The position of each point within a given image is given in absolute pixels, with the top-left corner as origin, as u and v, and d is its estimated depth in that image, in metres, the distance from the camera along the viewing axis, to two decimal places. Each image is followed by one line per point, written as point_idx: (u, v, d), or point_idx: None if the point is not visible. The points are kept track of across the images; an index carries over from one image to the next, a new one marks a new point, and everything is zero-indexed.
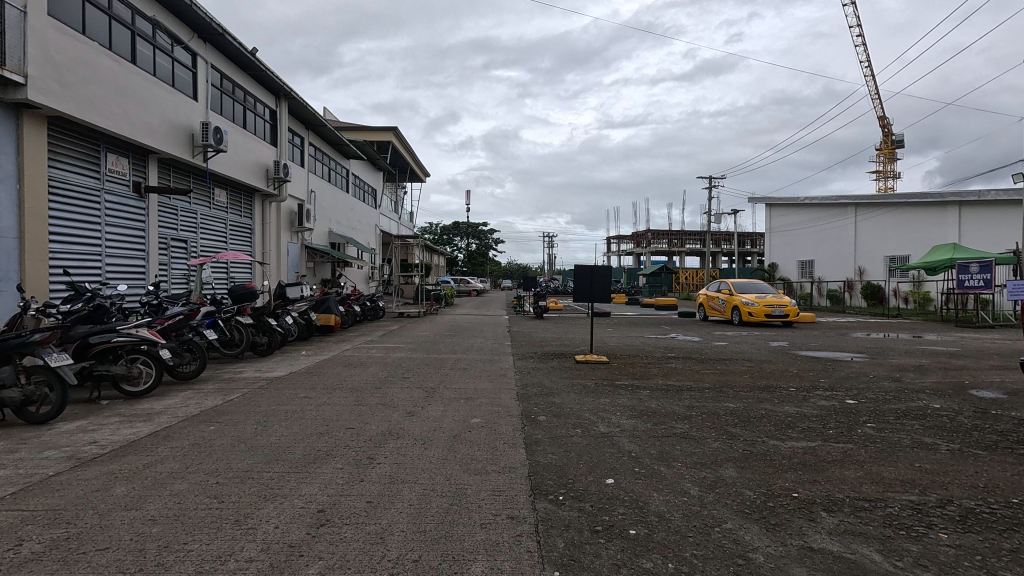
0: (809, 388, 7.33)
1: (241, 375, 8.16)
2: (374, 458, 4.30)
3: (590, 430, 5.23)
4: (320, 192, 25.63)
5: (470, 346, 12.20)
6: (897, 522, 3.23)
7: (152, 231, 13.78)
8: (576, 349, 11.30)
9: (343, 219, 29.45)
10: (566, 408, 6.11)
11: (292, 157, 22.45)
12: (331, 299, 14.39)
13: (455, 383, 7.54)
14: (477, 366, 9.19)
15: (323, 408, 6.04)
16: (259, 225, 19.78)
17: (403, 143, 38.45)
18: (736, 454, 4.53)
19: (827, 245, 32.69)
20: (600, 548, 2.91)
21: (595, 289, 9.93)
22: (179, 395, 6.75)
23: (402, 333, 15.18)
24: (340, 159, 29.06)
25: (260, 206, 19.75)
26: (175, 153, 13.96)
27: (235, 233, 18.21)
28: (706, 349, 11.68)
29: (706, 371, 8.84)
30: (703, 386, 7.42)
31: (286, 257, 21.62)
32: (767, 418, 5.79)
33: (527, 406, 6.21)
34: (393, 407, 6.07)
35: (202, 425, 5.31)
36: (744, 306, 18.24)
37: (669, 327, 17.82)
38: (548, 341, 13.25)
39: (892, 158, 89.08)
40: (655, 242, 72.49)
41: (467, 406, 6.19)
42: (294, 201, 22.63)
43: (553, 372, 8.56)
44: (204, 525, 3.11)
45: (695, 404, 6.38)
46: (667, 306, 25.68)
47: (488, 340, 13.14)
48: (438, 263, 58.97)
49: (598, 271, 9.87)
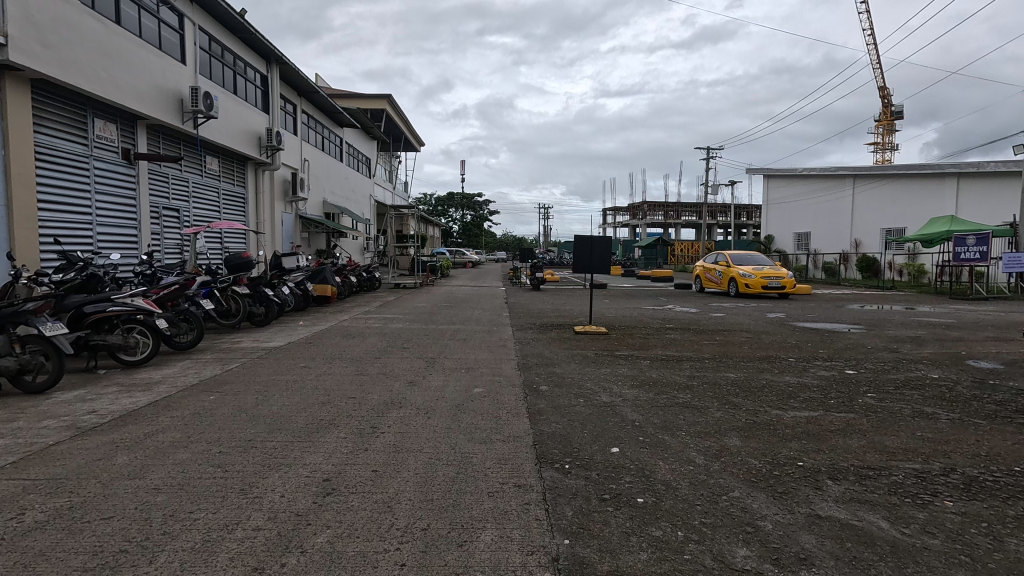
0: (808, 359, 7.34)
1: (238, 345, 8.10)
2: (377, 428, 4.28)
3: (592, 400, 5.23)
4: (314, 161, 25.21)
5: (469, 317, 12.16)
6: (902, 490, 3.24)
7: (143, 199, 13.51)
8: (575, 320, 11.28)
9: (338, 189, 29.04)
10: (567, 378, 6.11)
11: (285, 124, 21.95)
12: (328, 269, 14.31)
13: (455, 353, 7.52)
14: (476, 336, 9.18)
15: (324, 378, 6.01)
16: (253, 195, 19.47)
17: (397, 111, 37.70)
18: (740, 423, 4.54)
19: (824, 217, 32.61)
20: (609, 516, 2.90)
21: (594, 259, 9.84)
22: (177, 365, 6.69)
23: (400, 304, 15.14)
24: (334, 127, 28.49)
25: (253, 175, 19.38)
26: (164, 119, 13.58)
27: (227, 203, 17.90)
28: (704, 321, 11.71)
29: (705, 342, 8.85)
30: (703, 357, 7.44)
31: (280, 227, 21.34)
32: (768, 388, 5.81)
33: (528, 376, 6.20)
34: (394, 377, 6.04)
35: (202, 395, 5.26)
36: (741, 278, 18.25)
37: (666, 299, 17.87)
38: (546, 312, 13.25)
39: (891, 129, 88.35)
40: (651, 214, 72.15)
41: (468, 376, 6.17)
42: (287, 170, 22.23)
43: (552, 342, 8.56)
44: (208, 494, 3.08)
45: (696, 374, 6.39)
46: (663, 278, 25.72)
47: (486, 311, 13.11)
48: (433, 234, 58.57)
49: (598, 241, 9.79)
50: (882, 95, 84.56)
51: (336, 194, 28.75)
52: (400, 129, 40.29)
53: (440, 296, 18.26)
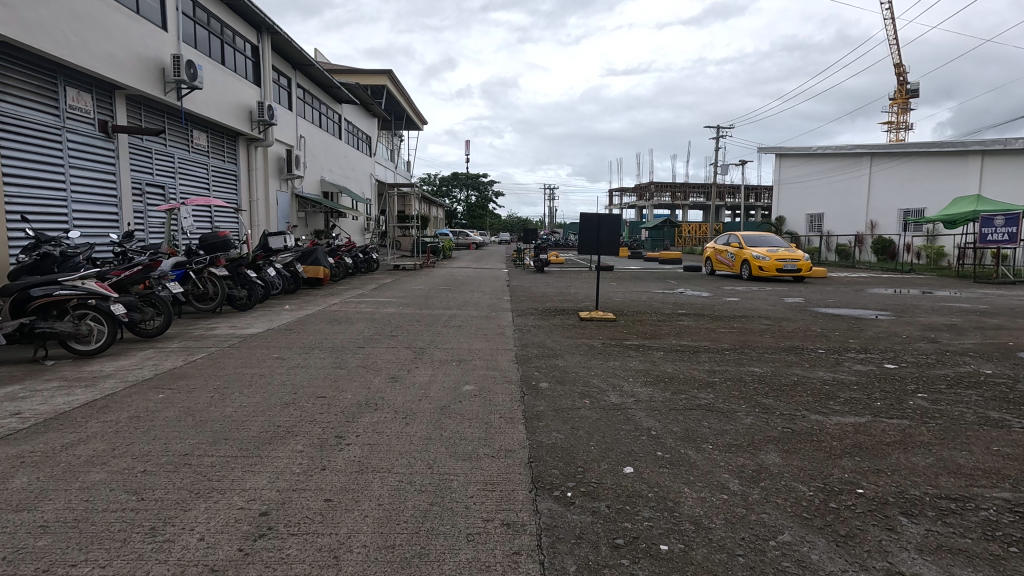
0: (840, 351, 6.58)
1: (212, 333, 7.41)
2: (343, 438, 3.58)
3: (600, 401, 4.52)
4: (311, 138, 24.33)
5: (467, 301, 11.45)
6: (1002, 535, 2.51)
7: (123, 176, 12.78)
8: (581, 305, 10.54)
9: (336, 167, 28.18)
10: (571, 372, 5.39)
11: (278, 98, 21.03)
12: (320, 250, 13.58)
13: (448, 342, 6.82)
14: (474, 322, 8.46)
15: (296, 371, 5.31)
16: (245, 171, 18.72)
17: (398, 88, 36.58)
18: (777, 433, 3.81)
19: (838, 197, 31.51)
20: (623, 574, 2.20)
21: (602, 241, 9.05)
22: (137, 355, 6.01)
23: (397, 287, 14.43)
24: (331, 103, 27.52)
25: (244, 151, 18.55)
26: (144, 89, 12.76)
27: (217, 180, 17.12)
28: (718, 306, 10.95)
29: (722, 329, 8.10)
30: (722, 348, 6.70)
31: (275, 206, 20.57)
32: (801, 386, 5.07)
33: (527, 369, 5.48)
34: (375, 371, 5.34)
35: (151, 393, 4.58)
36: (754, 261, 17.40)
37: (676, 282, 17.10)
38: (549, 296, 12.51)
39: (905, 109, 86.18)
40: (658, 195, 70.82)
41: (460, 370, 5.45)
42: (282, 146, 21.38)
43: (555, 329, 7.85)
44: (107, 535, 2.40)
45: (717, 369, 5.65)
46: (671, 260, 24.91)
47: (486, 295, 12.38)
48: (436, 215, 57.73)
49: (607, 220, 9.04)
50: (898, 71, 82.20)
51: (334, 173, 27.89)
52: (402, 107, 39.24)
53: (439, 278, 17.54)
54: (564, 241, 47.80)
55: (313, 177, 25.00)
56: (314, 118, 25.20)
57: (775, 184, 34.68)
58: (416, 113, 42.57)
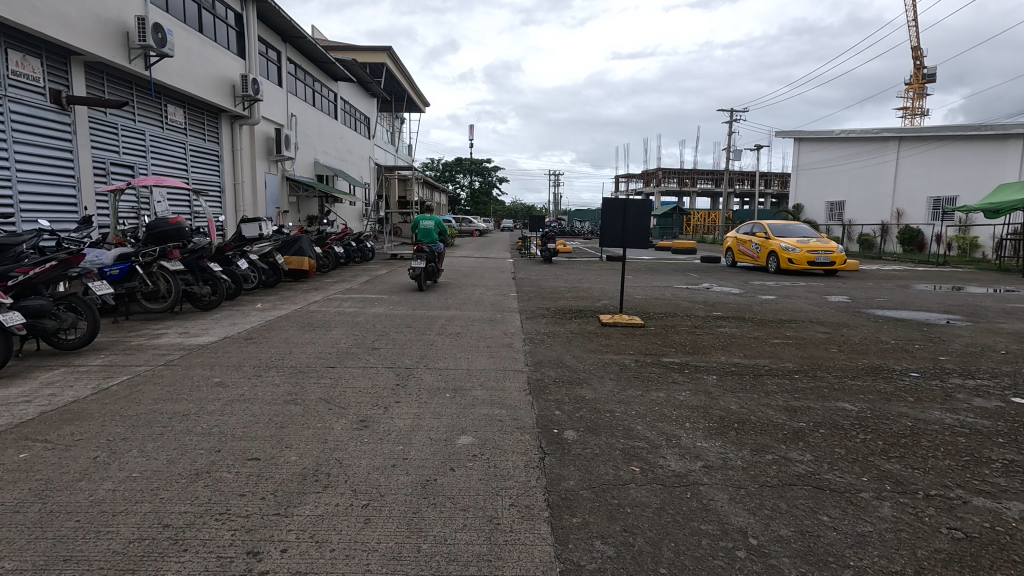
0: (939, 376, 5.18)
1: (154, 343, 6.05)
2: (259, 557, 2.23)
3: (654, 466, 3.15)
4: (303, 117, 22.82)
5: (467, 297, 10.06)
6: None
7: (83, 153, 11.40)
8: (600, 306, 9.14)
9: (331, 149, 26.66)
10: (604, 411, 4.02)
11: (266, 72, 19.48)
12: (305, 239, 12.22)
13: (443, 358, 5.45)
14: (475, 328, 7.10)
15: (233, 408, 3.96)
16: (228, 151, 17.33)
17: (398, 66, 34.87)
18: (949, 544, 2.42)
19: (861, 184, 29.89)
20: None
21: (629, 229, 7.59)
22: (39, 379, 4.64)
23: (391, 280, 13.07)
24: (325, 80, 25.92)
25: (227, 129, 17.12)
26: (104, 54, 11.28)
27: (196, 160, 15.69)
28: (757, 307, 9.55)
29: (775, 341, 6.69)
30: (788, 370, 5.32)
31: (262, 190, 19.16)
32: (927, 437, 3.67)
33: (545, 407, 4.10)
34: (341, 409, 3.97)
35: (12, 449, 3.21)
36: (783, 252, 15.92)
37: (697, 274, 15.69)
38: (561, 292, 11.13)
39: (923, 94, 83.62)
40: (666, 181, 69.01)
41: (455, 407, 4.08)
42: (270, 125, 19.88)
43: (574, 339, 6.48)
44: None
45: (796, 406, 4.26)
46: (685, 250, 23.46)
47: (489, 291, 11.00)
48: (438, 201, 56.19)
49: (635, 206, 7.55)
50: (915, 55, 79.67)
51: (329, 155, 26.40)
52: (403, 88, 37.53)
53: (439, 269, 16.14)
54: (570, 229, 46.36)
55: (305, 159, 23.52)
56: (308, 97, 23.68)
57: (793, 170, 33.03)
58: (418, 95, 40.83)
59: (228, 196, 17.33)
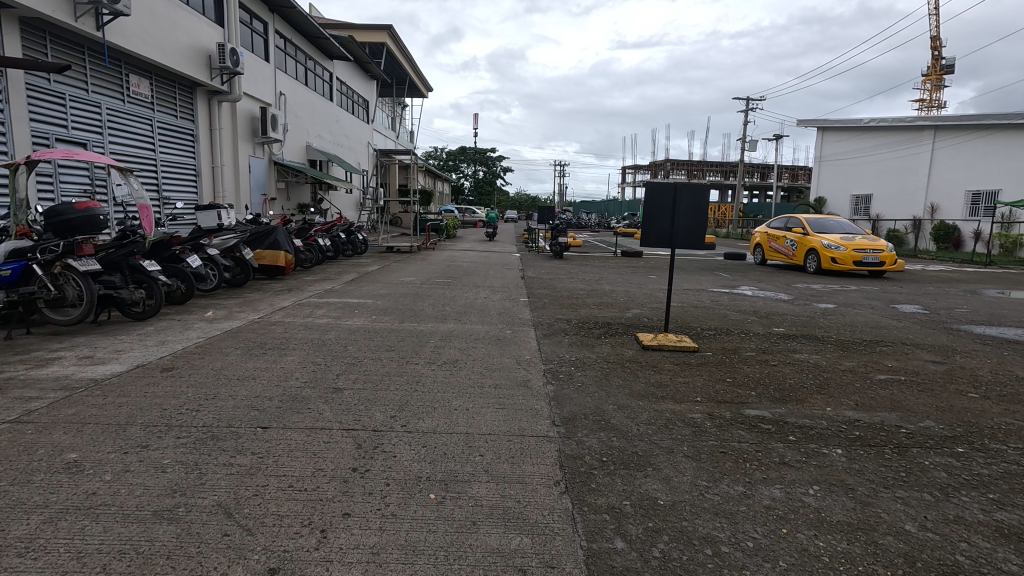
0: None
1: (33, 377, 4.34)
2: None
3: None
4: (293, 97, 21.07)
5: (469, 303, 8.37)
6: None
7: (18, 126, 9.68)
8: (632, 319, 7.41)
9: (325, 132, 24.84)
10: (703, 548, 2.32)
11: (250, 44, 17.66)
12: (283, 228, 10.58)
13: (431, 412, 3.73)
14: (478, 351, 5.41)
15: (53, 538, 2.25)
16: (204, 131, 15.64)
17: (399, 47, 32.92)
18: None
19: (890, 177, 28.09)
20: None
21: (677, 223, 5.85)
22: None
23: (382, 277, 11.37)
24: (319, 58, 24.05)
25: (202, 105, 15.38)
26: (40, 9, 9.50)
27: (165, 139, 13.96)
28: (822, 320, 7.81)
29: (883, 378, 4.95)
30: (939, 437, 3.60)
31: (244, 175, 17.43)
32: None
33: (600, 533, 2.40)
34: (246, 541, 2.28)
35: None
36: (825, 251, 14.14)
37: (728, 274, 13.97)
38: (580, 296, 9.41)
39: (940, 85, 81.24)
40: (675, 173, 67.09)
41: (444, 532, 2.37)
42: (255, 103, 18.09)
43: (614, 374, 4.77)
44: None
45: (1017, 528, 2.54)
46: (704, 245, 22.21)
47: (495, 295, 9.29)
48: (441, 191, 54.57)
49: (688, 192, 5.79)
50: (932, 45, 77.53)
51: (323, 139, 24.64)
52: (404, 70, 35.62)
53: (437, 265, 14.42)
54: (577, 221, 44.64)
55: (296, 142, 21.79)
56: (299, 75, 21.90)
57: (816, 161, 31.19)
58: (421, 79, 38.96)
59: (205, 180, 15.64)
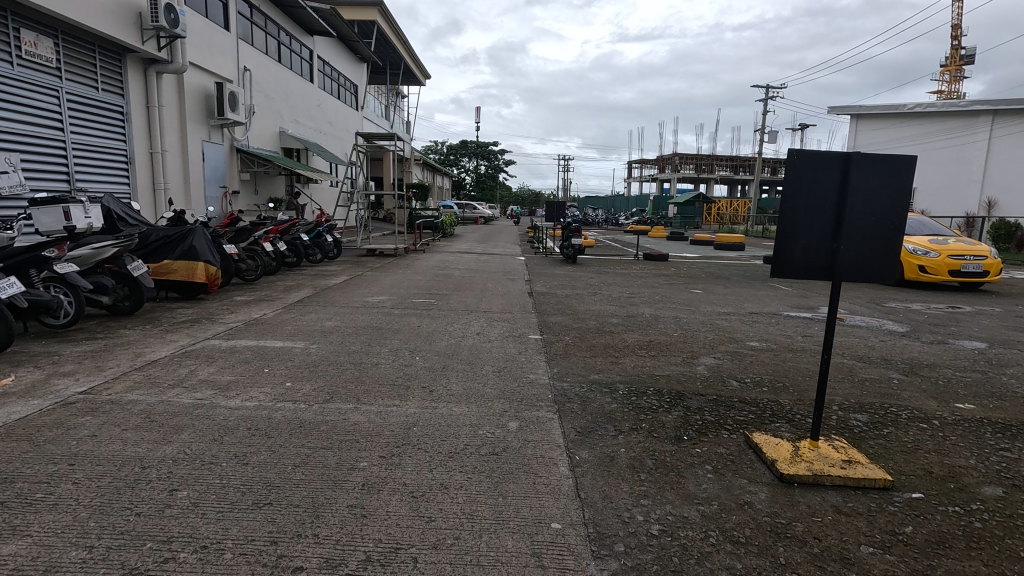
0: None
1: None
2: None
3: None
4: (261, 73, 18.17)
5: (455, 347, 5.52)
6: None
7: None
8: (716, 388, 4.52)
9: (303, 116, 21.91)
10: None
11: (201, 6, 14.74)
12: (203, 229, 7.75)
13: None
14: (451, 511, 2.53)
15: None
16: (139, 107, 12.79)
17: (392, 27, 29.89)
18: None
19: (935, 168, 25.40)
20: None
21: (849, 228, 2.95)
22: None
23: (343, 295, 8.51)
24: (295, 31, 21.09)
25: (134, 75, 12.53)
26: None
27: (78, 115, 11.11)
28: (1010, 381, 4.93)
29: None
30: None
31: (195, 163, 14.58)
32: None
33: None
34: None
35: None
36: (910, 257, 11.28)
37: (787, 286, 11.11)
38: (617, 331, 6.53)
39: (958, 77, 78.05)
40: (684, 168, 64.18)
41: None
42: (209, 77, 15.20)
43: None
44: None
45: None
46: (732, 244, 20.81)
47: (494, 328, 6.42)
48: (440, 185, 51.81)
49: (871, 172, 2.93)
50: (953, 37, 74.52)
51: (301, 125, 21.74)
52: (398, 55, 32.64)
53: (423, 274, 11.56)
54: (583, 217, 41.75)
55: (266, 127, 18.89)
56: (269, 49, 18.95)
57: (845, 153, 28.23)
58: (416, 66, 35.84)
59: (140, 169, 12.81)
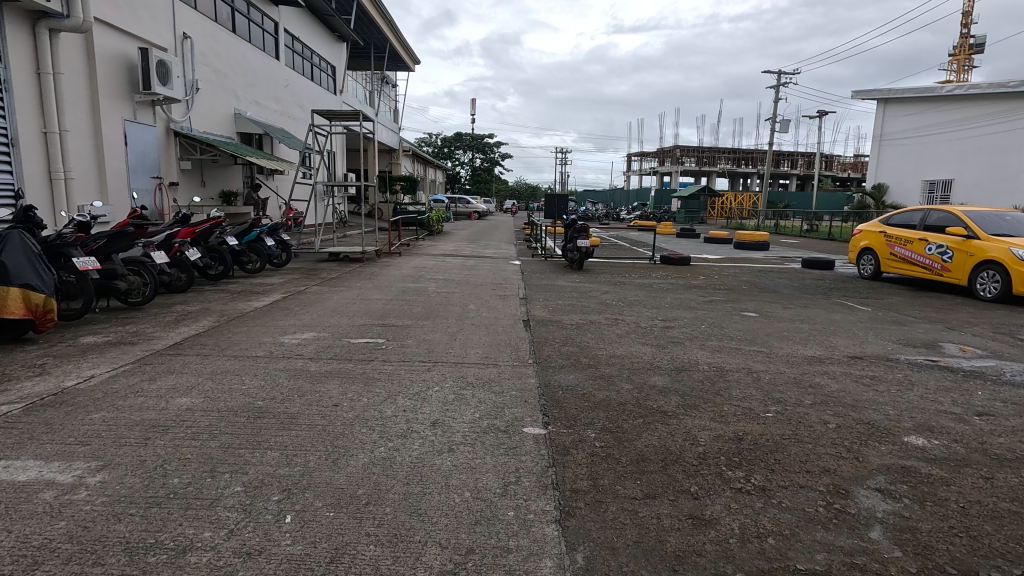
0: None
1: None
2: None
3: None
4: (206, 42, 15.28)
5: (378, 478, 2.81)
6: None
7: None
8: None
9: (264, 96, 18.99)
10: None
11: None
12: (24, 235, 5.09)
13: None
14: None
15: None
16: (27, 74, 10.00)
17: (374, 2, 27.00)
18: None
19: (980, 157, 23.12)
20: None
21: None
22: None
23: (250, 332, 5.79)
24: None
25: (15, 32, 9.73)
26: None
27: None
28: None
29: None
30: None
31: (113, 147, 11.81)
32: None
33: None
34: None
35: None
36: (1019, 266, 8.73)
37: (861, 305, 8.46)
38: (670, 411, 3.85)
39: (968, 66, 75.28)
40: (687, 161, 61.60)
41: None
42: (133, 41, 12.39)
43: None
44: None
45: None
46: (756, 243, 18.19)
47: (462, 410, 3.73)
48: (433, 179, 49.09)
49: None
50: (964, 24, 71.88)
51: (262, 107, 18.84)
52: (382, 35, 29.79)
53: (386, 289, 8.85)
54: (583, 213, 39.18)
55: (216, 106, 16.02)
56: (218, 15, 16.06)
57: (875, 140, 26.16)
58: (404, 49, 32.96)
59: (29, 153, 10.03)
